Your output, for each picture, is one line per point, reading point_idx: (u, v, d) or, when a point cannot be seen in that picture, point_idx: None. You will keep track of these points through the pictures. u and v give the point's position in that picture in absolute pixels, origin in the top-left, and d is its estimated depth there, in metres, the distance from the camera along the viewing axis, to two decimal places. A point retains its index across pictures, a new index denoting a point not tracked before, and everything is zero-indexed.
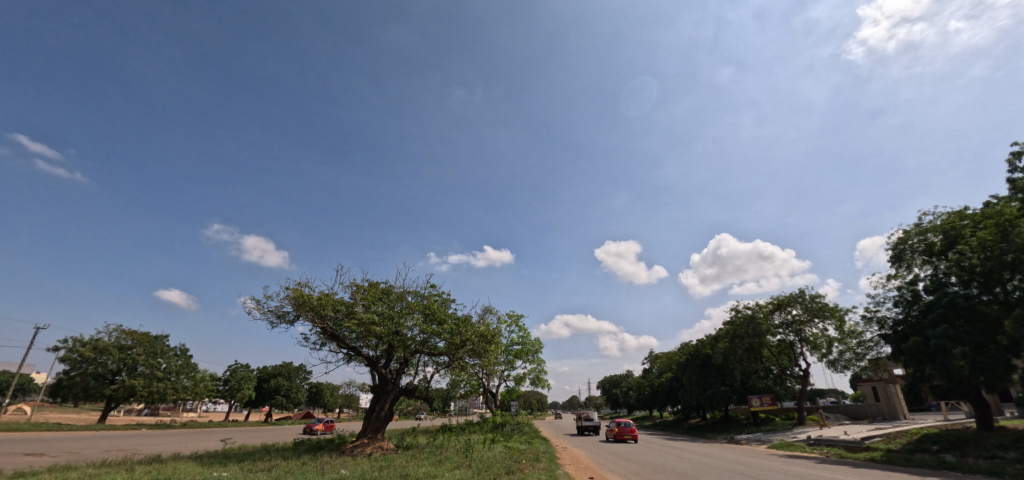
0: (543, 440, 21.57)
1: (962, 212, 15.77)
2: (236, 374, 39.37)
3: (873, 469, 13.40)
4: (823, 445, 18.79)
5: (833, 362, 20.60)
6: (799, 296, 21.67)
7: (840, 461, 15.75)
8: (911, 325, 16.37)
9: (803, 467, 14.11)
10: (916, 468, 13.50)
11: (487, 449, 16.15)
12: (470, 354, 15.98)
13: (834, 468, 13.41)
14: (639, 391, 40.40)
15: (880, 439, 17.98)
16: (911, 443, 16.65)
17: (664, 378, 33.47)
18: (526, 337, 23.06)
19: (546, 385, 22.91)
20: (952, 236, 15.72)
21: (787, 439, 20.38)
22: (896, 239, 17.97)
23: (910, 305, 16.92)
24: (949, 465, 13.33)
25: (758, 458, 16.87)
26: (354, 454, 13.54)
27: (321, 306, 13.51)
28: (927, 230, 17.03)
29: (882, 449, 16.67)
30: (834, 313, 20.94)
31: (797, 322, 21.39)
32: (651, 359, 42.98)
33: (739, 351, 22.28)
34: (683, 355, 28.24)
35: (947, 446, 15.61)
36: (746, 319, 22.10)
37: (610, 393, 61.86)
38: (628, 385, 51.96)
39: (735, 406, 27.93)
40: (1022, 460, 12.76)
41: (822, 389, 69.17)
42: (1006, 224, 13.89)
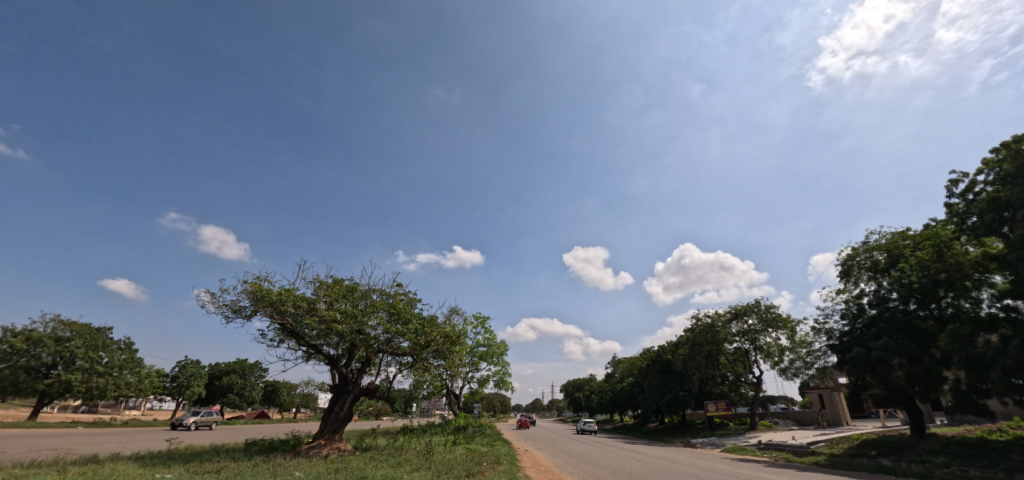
0: (505, 442, 21.55)
1: (905, 232, 16.86)
2: (186, 371, 37.35)
3: (817, 473, 14.13)
4: (772, 448, 19.67)
5: (784, 370, 21.58)
6: (756, 306, 22.57)
7: (787, 465, 16.57)
8: (856, 336, 17.36)
9: (753, 470, 14.71)
10: (856, 472, 14.36)
11: (448, 451, 15.99)
12: (435, 355, 15.82)
13: (783, 472, 13.98)
14: (601, 395, 40.97)
15: (824, 443, 18.98)
16: (852, 448, 17.68)
17: (625, 383, 34.12)
18: (492, 339, 23.01)
19: (509, 387, 22.89)
20: (896, 254, 16.82)
21: (739, 443, 21.20)
22: (845, 255, 18.99)
23: (855, 318, 17.93)
24: (885, 468, 14.27)
25: (712, 462, 17.46)
26: (309, 455, 13.08)
27: (281, 302, 13.06)
28: (873, 248, 18.09)
29: (826, 454, 17.60)
30: (787, 323, 21.93)
31: (753, 331, 22.26)
32: (614, 364, 43.51)
33: (698, 358, 23.01)
34: (645, 360, 28.89)
35: (884, 451, 16.65)
36: (705, 327, 22.80)
37: (572, 397, 62.67)
38: (590, 389, 52.63)
39: (691, 411, 28.76)
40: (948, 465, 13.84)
41: (773, 396, 71.77)
42: (942, 246, 15.02)
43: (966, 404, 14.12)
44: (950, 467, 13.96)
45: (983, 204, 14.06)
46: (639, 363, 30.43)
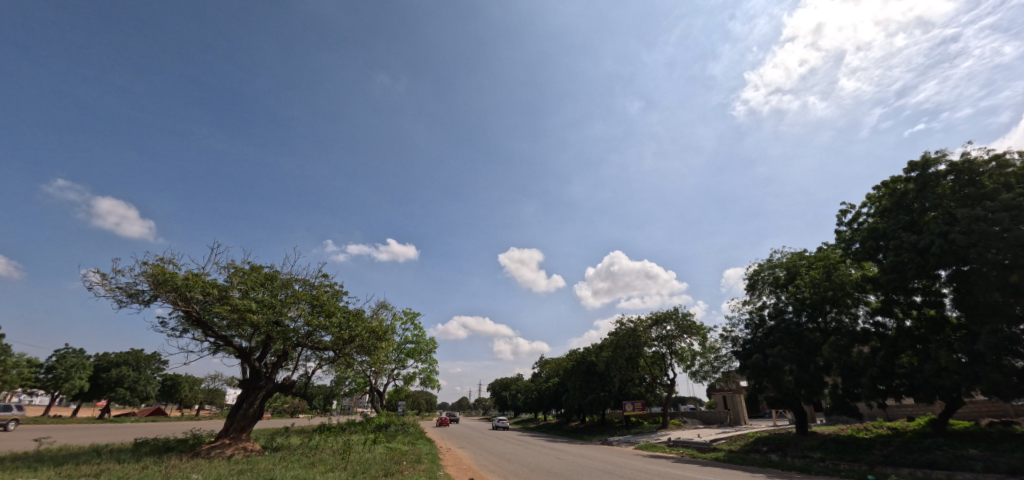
0: (427, 441, 21.23)
1: (802, 253, 18.96)
2: (64, 361, 32.68)
3: (717, 468, 15.43)
4: (680, 445, 21.22)
5: (695, 374, 23.33)
6: (674, 314, 24.20)
7: (692, 460, 17.93)
8: (756, 344, 19.26)
9: (663, 466, 15.73)
10: (749, 466, 15.89)
11: (366, 450, 15.43)
12: (359, 351, 15.23)
13: (689, 467, 15.10)
14: (527, 394, 41.77)
15: (724, 441, 20.80)
16: (747, 445, 19.54)
17: (551, 383, 35.09)
18: (421, 336, 22.60)
19: (435, 385, 22.58)
20: (794, 272, 18.86)
21: (651, 441, 22.63)
22: (753, 270, 20.92)
23: (757, 327, 19.87)
24: (772, 463, 15.95)
25: (626, 458, 18.46)
26: (210, 456, 12.01)
27: (187, 288, 11.83)
28: (776, 265, 20.13)
29: (725, 450, 19.31)
30: (699, 330, 23.75)
31: (670, 337, 23.85)
32: (541, 364, 44.58)
33: (620, 360, 24.24)
34: (570, 361, 29.92)
35: (773, 447, 18.61)
36: (628, 331, 24.06)
37: (499, 396, 63.37)
38: (517, 388, 53.50)
39: (610, 411, 30.29)
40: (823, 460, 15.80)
41: (683, 398, 77.63)
42: (831, 267, 17.08)
43: (841, 406, 16.35)
44: (825, 461, 16.06)
45: (866, 233, 16.13)
46: (565, 363, 31.43)
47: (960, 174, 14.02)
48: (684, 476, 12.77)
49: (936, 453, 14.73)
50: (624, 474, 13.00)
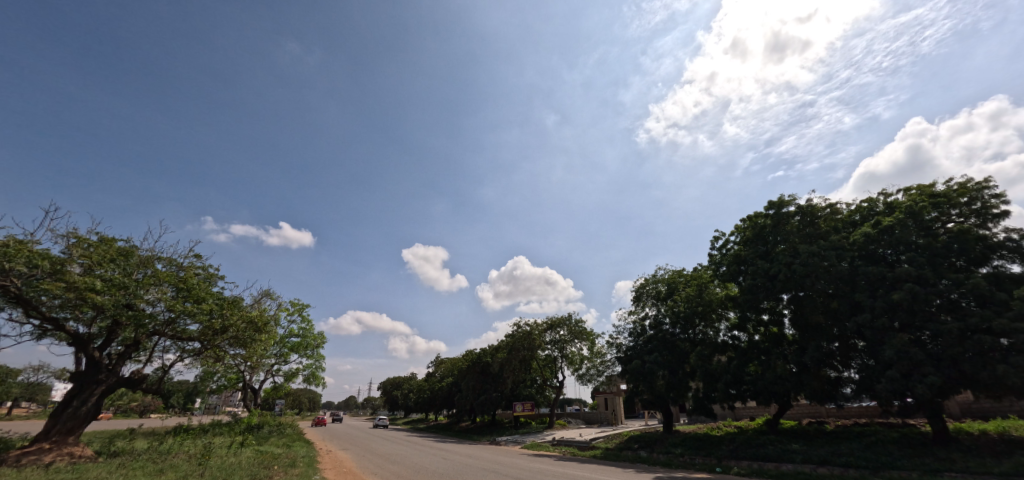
0: (306, 443, 19.78)
1: (680, 271, 21.35)
2: None
3: (592, 465, 16.64)
4: (563, 444, 22.53)
5: (581, 376, 24.92)
6: (567, 320, 25.63)
7: (571, 458, 19.12)
8: (636, 350, 21.29)
9: (545, 464, 16.53)
10: (620, 463, 17.42)
11: (231, 454, 13.88)
12: (232, 343, 13.69)
13: (569, 465, 16.04)
14: (419, 394, 41.15)
15: (602, 439, 22.53)
16: (621, 443, 21.39)
17: (445, 383, 34.99)
18: (308, 329, 21.08)
19: (320, 383, 21.18)
20: (673, 288, 21.16)
21: (537, 440, 23.70)
22: (639, 283, 22.96)
23: (638, 336, 21.93)
24: (640, 459, 17.69)
25: (511, 457, 19.06)
26: (20, 465, 9.88)
27: (4, 257, 9.57)
28: (658, 280, 22.36)
29: (602, 448, 20.94)
30: (589, 336, 25.47)
31: (562, 341, 25.23)
32: (436, 364, 44.24)
33: (514, 361, 25.11)
34: (466, 361, 30.22)
35: (642, 444, 20.64)
36: (524, 334, 25.00)
37: (391, 395, 61.43)
38: (410, 387, 52.42)
39: (501, 411, 31.24)
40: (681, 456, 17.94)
41: (569, 398, 82.63)
42: (702, 286, 19.48)
43: (700, 407, 18.75)
44: (684, 456, 18.32)
45: (730, 258, 18.68)
46: (461, 363, 31.60)
47: (804, 215, 16.89)
48: (562, 473, 13.56)
49: (768, 448, 17.59)
50: (506, 473, 13.38)
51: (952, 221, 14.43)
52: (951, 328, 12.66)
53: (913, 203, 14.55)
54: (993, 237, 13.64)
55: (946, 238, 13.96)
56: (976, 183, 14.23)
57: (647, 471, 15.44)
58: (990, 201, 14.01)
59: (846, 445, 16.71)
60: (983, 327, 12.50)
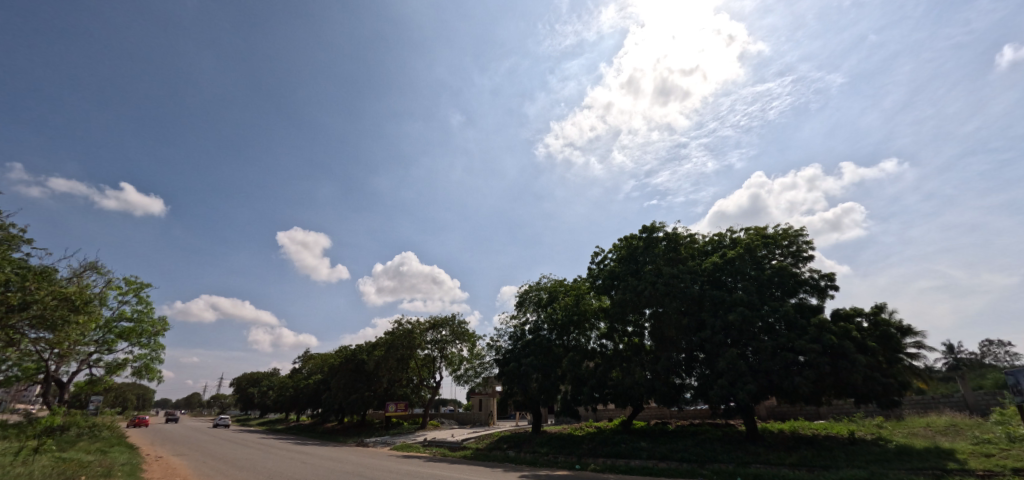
0: (125, 447, 16.56)
1: (561, 281, 22.65)
2: None
3: (461, 465, 16.73)
4: (433, 445, 22.32)
5: (459, 377, 25.01)
6: (451, 320, 25.59)
7: (441, 459, 19.02)
8: (514, 353, 22.17)
9: (414, 465, 16.16)
10: (489, 462, 17.84)
11: (15, 463, 10.89)
12: (33, 325, 10.58)
13: (438, 466, 15.87)
14: (279, 391, 37.59)
15: (473, 440, 22.85)
16: (491, 443, 21.94)
17: (311, 380, 32.47)
18: (145, 313, 17.79)
19: (155, 377, 17.95)
20: (554, 296, 22.40)
21: (407, 441, 23.15)
22: (524, 289, 23.70)
23: (517, 339, 22.82)
24: (508, 458, 18.33)
25: (379, 459, 18.28)
26: None
27: None
28: (541, 288, 23.35)
29: (472, 448, 21.21)
30: (470, 337, 25.68)
31: (443, 341, 25.29)
32: (304, 359, 40.89)
33: (391, 360, 24.73)
34: (338, 357, 28.62)
35: (511, 444, 21.45)
36: (405, 332, 24.76)
37: (246, 393, 54.93)
38: (270, 384, 47.57)
39: (373, 411, 30.64)
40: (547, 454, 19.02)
41: (444, 399, 82.38)
42: (580, 296, 20.95)
43: (566, 409, 20.15)
44: (548, 455, 19.46)
45: (606, 273, 20.40)
46: (332, 360, 29.64)
47: (670, 241, 19.17)
48: (430, 474, 13.36)
49: (620, 446, 19.52)
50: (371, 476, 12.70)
51: (774, 258, 17.62)
52: (766, 346, 15.59)
53: (750, 241, 17.51)
54: (801, 275, 17.04)
55: (770, 272, 17.03)
56: (795, 230, 17.67)
57: (513, 469, 16.01)
58: (803, 246, 17.48)
59: (681, 442, 19.30)
60: (788, 346, 15.44)
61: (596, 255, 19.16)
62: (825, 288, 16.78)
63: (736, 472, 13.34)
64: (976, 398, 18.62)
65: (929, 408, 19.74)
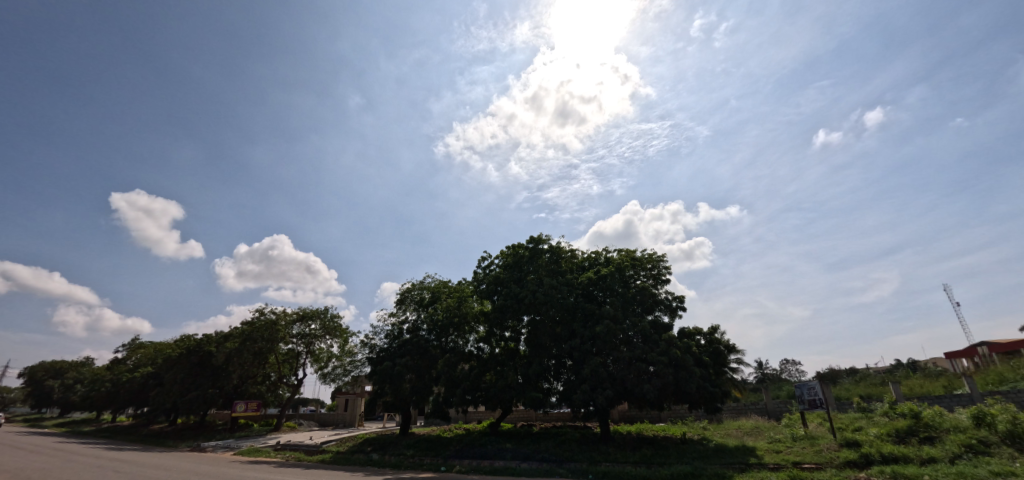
0: None
1: (446, 282, 22.53)
2: None
3: (317, 470, 15.45)
4: (287, 449, 20.30)
5: (325, 375, 23.41)
6: (322, 314, 24.16)
7: (295, 464, 17.36)
8: (389, 352, 21.38)
9: (261, 472, 14.44)
10: (349, 467, 16.79)
11: None
12: None
13: (287, 471, 14.30)
14: (90, 387, 31.04)
15: (334, 442, 21.36)
16: (354, 446, 20.75)
17: (138, 374, 27.47)
18: None
19: None
20: (436, 296, 22.16)
21: (256, 445, 20.74)
22: (406, 286, 23.03)
23: (394, 338, 22.07)
24: (370, 462, 17.48)
25: (217, 466, 15.99)
26: None
27: None
28: (425, 287, 22.92)
29: (332, 451, 19.77)
30: (342, 333, 24.42)
31: (310, 336, 23.79)
32: (131, 348, 34.45)
33: (246, 354, 22.46)
34: (178, 348, 24.95)
35: (376, 446, 20.53)
36: (266, 323, 22.63)
37: (38, 388, 44.02)
38: (78, 378, 38.94)
39: (216, 411, 27.36)
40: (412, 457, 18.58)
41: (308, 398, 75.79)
42: (462, 298, 21.04)
43: (437, 411, 19.94)
44: (413, 457, 19.00)
45: (490, 278, 20.84)
46: (169, 351, 25.52)
47: (552, 253, 20.28)
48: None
49: (487, 447, 19.91)
50: None
51: (639, 278, 19.69)
52: (624, 356, 17.25)
53: (620, 260, 19.34)
54: (658, 295, 19.28)
55: (634, 290, 18.98)
56: (657, 255, 19.98)
57: (374, 473, 15.27)
58: (662, 270, 19.83)
59: (543, 443, 20.40)
60: (641, 357, 17.23)
61: (482, 260, 19.39)
62: (675, 308, 19.22)
63: (588, 470, 14.39)
64: (773, 405, 22.97)
65: (740, 413, 23.80)
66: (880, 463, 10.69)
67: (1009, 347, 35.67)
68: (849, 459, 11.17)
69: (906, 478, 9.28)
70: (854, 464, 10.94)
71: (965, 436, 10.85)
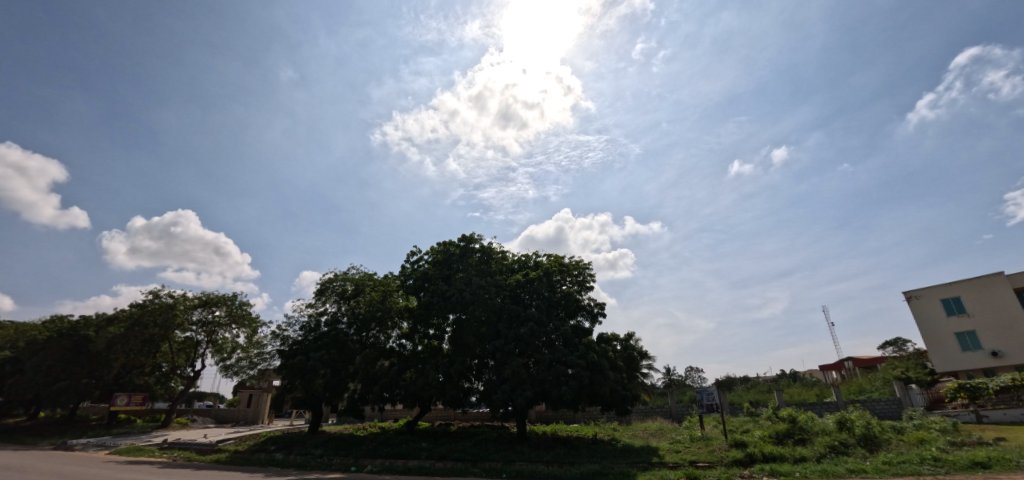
0: None
1: (371, 275, 21.70)
2: None
3: (210, 471, 14.05)
4: (175, 448, 18.26)
5: (227, 368, 21.46)
6: (229, 300, 22.14)
7: (183, 464, 15.66)
8: (303, 346, 20.13)
9: (140, 472, 12.81)
10: (247, 467, 15.49)
11: None
12: None
13: (172, 472, 12.81)
14: None
15: (233, 441, 19.61)
16: (255, 445, 19.20)
17: None
18: None
19: None
20: (360, 289, 21.26)
21: (137, 443, 18.42)
22: (328, 277, 21.82)
23: (309, 330, 20.81)
24: (273, 462, 16.27)
25: (86, 466, 13.95)
26: None
27: None
28: (348, 279, 21.88)
29: (229, 450, 18.12)
30: (251, 323, 22.55)
31: (213, 323, 21.69)
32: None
33: (133, 341, 19.95)
34: (45, 331, 21.52)
35: (280, 445, 19.16)
36: (161, 307, 20.27)
37: None
38: None
39: (89, 404, 23.98)
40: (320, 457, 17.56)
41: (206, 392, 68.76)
42: (388, 293, 20.39)
43: (351, 408, 19.09)
44: (322, 457, 18.00)
45: (419, 273, 20.43)
46: (33, 333, 21.94)
47: (483, 253, 20.33)
48: None
49: (401, 446, 19.42)
50: None
51: (565, 284, 20.35)
52: (545, 358, 17.72)
53: (549, 265, 19.88)
54: (582, 300, 20.06)
55: (559, 295, 19.60)
56: (584, 263, 20.81)
57: (276, 474, 14.21)
58: (587, 277, 20.68)
59: (460, 443, 20.32)
60: (561, 359, 17.80)
61: (411, 255, 18.94)
62: (596, 314, 20.12)
63: (502, 469, 14.55)
64: (676, 408, 24.87)
65: (647, 415, 25.48)
66: (761, 462, 11.96)
67: (868, 362, 41.73)
68: (737, 458, 12.37)
69: (781, 474, 10.47)
70: (741, 462, 12.14)
71: (830, 438, 12.49)
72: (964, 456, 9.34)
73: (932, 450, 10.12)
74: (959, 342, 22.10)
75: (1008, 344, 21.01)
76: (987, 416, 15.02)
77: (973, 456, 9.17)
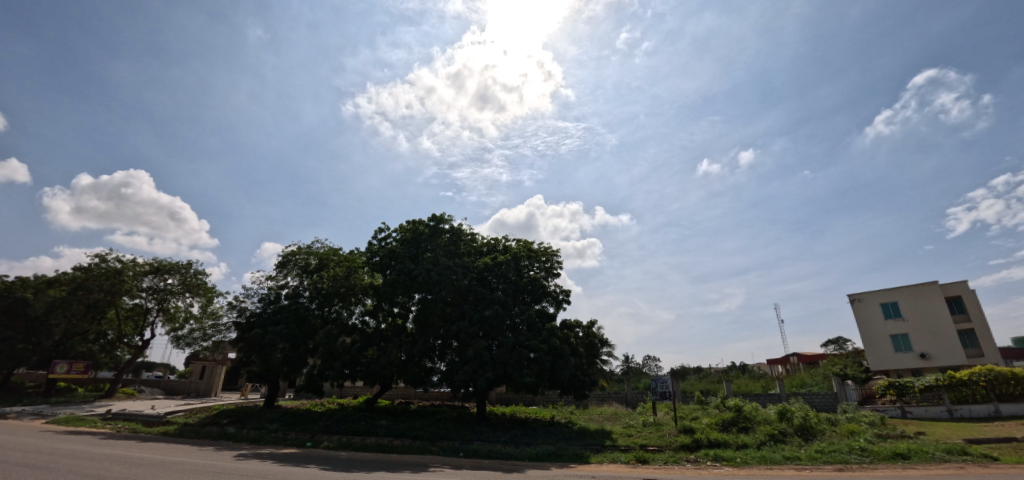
0: None
1: (336, 250, 21.17)
2: None
3: (159, 443, 13.57)
4: (119, 419, 17.46)
5: (178, 338, 20.59)
6: (183, 268, 21.11)
7: (129, 436, 15.03)
8: (261, 318, 19.55)
9: (81, 443, 12.20)
10: (198, 440, 15.03)
11: None
12: None
13: (116, 444, 12.23)
14: None
15: (182, 413, 18.92)
16: (206, 418, 18.62)
17: None
18: None
19: None
20: (323, 263, 20.75)
21: (77, 413, 17.48)
22: (290, 249, 21.13)
23: (268, 303, 20.22)
24: (225, 436, 15.84)
25: (19, 436, 13.14)
26: None
27: None
28: (312, 253, 21.25)
29: (179, 423, 17.49)
30: (206, 292, 21.63)
31: (165, 291, 20.68)
32: None
33: (75, 306, 18.80)
34: None
35: (233, 419, 18.65)
36: (107, 272, 19.13)
37: None
38: None
39: (25, 371, 22.57)
40: (274, 433, 17.24)
41: (156, 363, 66.09)
42: (352, 269, 20.01)
43: (309, 384, 18.75)
44: (276, 432, 17.67)
45: (385, 251, 20.12)
46: None
47: (452, 235, 20.23)
48: (102, 452, 10.25)
49: (359, 423, 19.33)
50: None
51: (532, 270, 20.54)
52: (508, 341, 17.92)
53: (517, 250, 20.01)
54: (548, 287, 20.30)
55: (526, 280, 19.74)
56: (552, 250, 21.03)
57: (229, 448, 13.85)
58: (555, 264, 20.93)
59: (419, 421, 20.43)
60: (524, 343, 18.08)
61: (379, 232, 18.58)
62: (561, 301, 20.44)
63: (460, 448, 14.72)
64: (631, 395, 25.84)
65: (604, 400, 26.38)
66: (707, 447, 12.65)
67: (811, 358, 44.56)
68: (685, 443, 13.01)
69: (724, 459, 11.10)
70: (688, 447, 12.77)
71: (771, 427, 13.32)
72: (887, 448, 10.16)
73: (860, 441, 10.97)
74: (893, 343, 23.85)
75: (935, 348, 22.88)
76: (911, 412, 16.46)
77: (895, 448, 9.99)
